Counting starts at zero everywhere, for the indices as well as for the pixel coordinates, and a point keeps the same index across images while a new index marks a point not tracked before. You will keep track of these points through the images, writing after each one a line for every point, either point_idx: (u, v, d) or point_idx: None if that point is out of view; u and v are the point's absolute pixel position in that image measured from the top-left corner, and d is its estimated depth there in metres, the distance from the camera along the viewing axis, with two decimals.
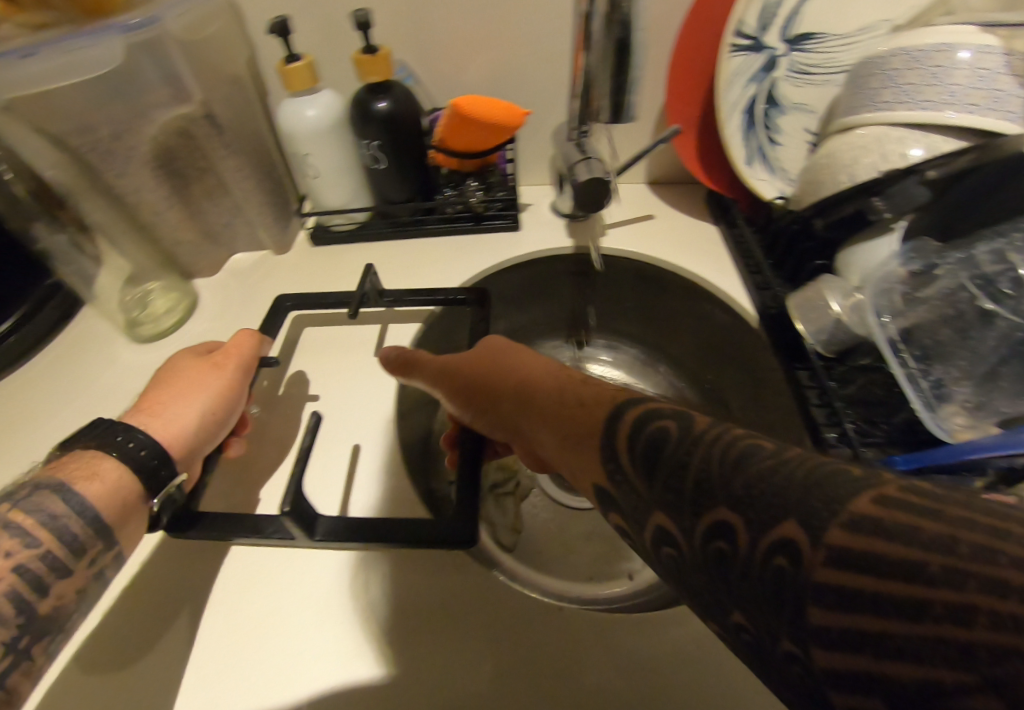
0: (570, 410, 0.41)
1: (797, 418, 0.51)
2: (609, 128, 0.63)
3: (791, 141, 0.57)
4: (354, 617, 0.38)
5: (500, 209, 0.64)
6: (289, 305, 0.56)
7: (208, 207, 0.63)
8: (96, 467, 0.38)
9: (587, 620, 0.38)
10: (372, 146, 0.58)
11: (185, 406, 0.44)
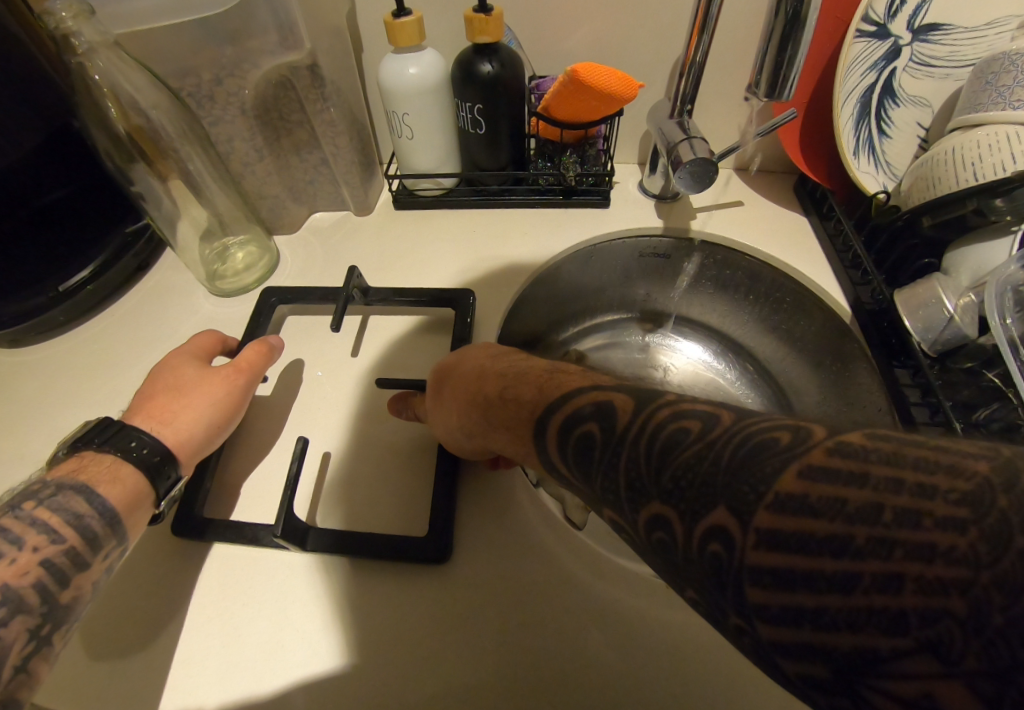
0: (503, 408, 0.38)
1: (883, 417, 0.51)
2: (709, 109, 0.62)
3: (901, 135, 0.56)
4: (372, 623, 0.39)
5: (592, 185, 0.62)
6: (275, 301, 0.56)
7: (295, 162, 0.62)
8: (109, 470, 0.38)
9: (626, 624, 0.38)
10: (474, 110, 0.57)
11: (192, 411, 0.44)
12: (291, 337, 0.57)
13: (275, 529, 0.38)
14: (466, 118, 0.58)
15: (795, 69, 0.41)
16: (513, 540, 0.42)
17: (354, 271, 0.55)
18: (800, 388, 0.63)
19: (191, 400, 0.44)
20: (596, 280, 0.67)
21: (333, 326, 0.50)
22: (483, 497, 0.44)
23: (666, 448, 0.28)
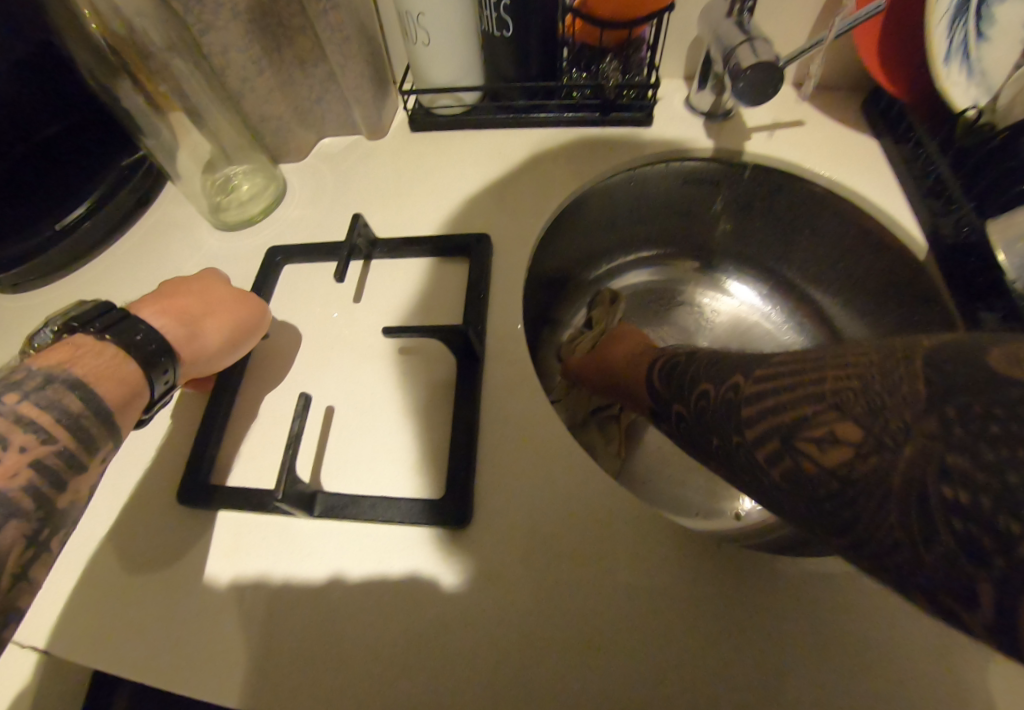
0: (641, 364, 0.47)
1: None
2: (777, 7, 0.53)
3: (1005, 36, 0.47)
4: (399, 587, 0.36)
5: (633, 100, 0.54)
6: (281, 260, 0.51)
7: (299, 78, 0.55)
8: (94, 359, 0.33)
9: (675, 589, 0.35)
10: (500, 7, 0.48)
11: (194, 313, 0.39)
12: (296, 282, 0.51)
13: (276, 495, 0.35)
14: (491, 18, 0.49)
15: None
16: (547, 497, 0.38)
17: (358, 218, 0.49)
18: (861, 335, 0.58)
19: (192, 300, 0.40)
20: (638, 210, 0.61)
21: (337, 273, 0.44)
22: (518, 449, 0.40)
23: (694, 410, 0.36)
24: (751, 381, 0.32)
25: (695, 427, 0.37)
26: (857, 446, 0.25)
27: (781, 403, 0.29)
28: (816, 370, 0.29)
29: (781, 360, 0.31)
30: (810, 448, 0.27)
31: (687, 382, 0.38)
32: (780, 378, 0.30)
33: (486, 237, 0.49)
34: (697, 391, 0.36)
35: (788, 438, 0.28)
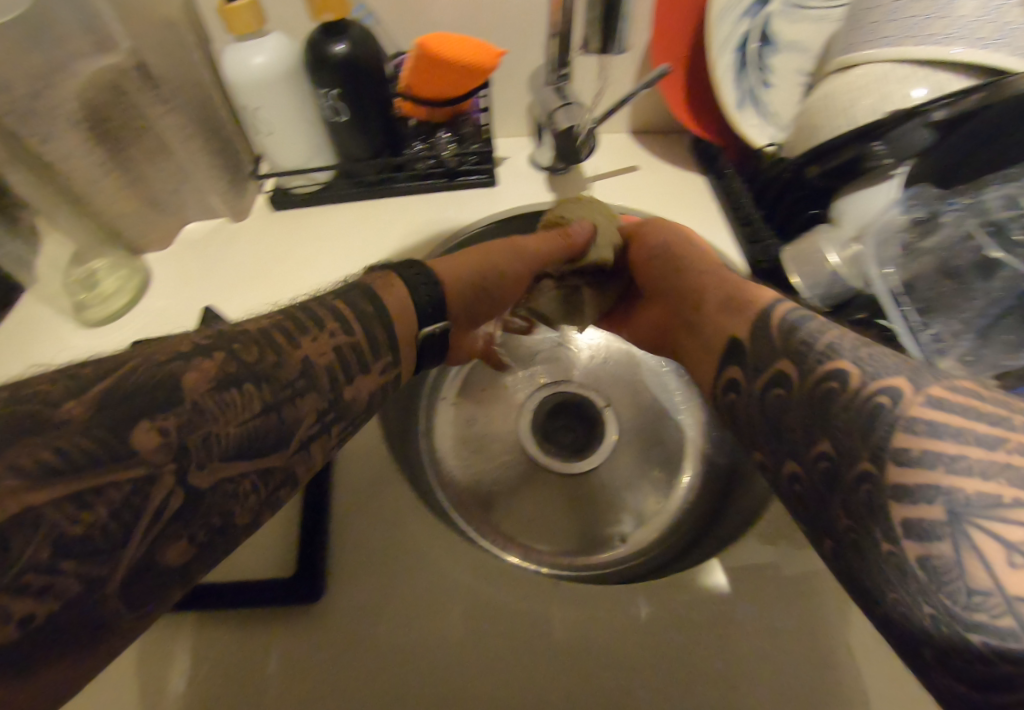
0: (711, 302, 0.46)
1: None
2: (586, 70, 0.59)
3: (782, 83, 0.54)
4: (311, 687, 0.38)
5: (474, 164, 0.60)
6: None
7: (151, 172, 0.57)
8: (241, 405, 0.31)
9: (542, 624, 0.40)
10: (330, 97, 0.52)
11: (318, 350, 0.36)
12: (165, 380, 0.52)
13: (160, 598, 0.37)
14: (325, 106, 0.53)
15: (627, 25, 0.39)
16: (409, 554, 0.43)
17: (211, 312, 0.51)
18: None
19: (320, 341, 0.36)
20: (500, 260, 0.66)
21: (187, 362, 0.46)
22: (375, 515, 0.44)
23: (804, 392, 0.32)
24: (919, 402, 0.27)
25: (790, 421, 0.33)
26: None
27: (951, 429, 0.25)
28: (1005, 415, 0.26)
29: (957, 386, 0.28)
30: (929, 505, 0.24)
31: (815, 353, 0.33)
32: (964, 413, 0.26)
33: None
34: (818, 380, 0.32)
35: (930, 493, 0.24)
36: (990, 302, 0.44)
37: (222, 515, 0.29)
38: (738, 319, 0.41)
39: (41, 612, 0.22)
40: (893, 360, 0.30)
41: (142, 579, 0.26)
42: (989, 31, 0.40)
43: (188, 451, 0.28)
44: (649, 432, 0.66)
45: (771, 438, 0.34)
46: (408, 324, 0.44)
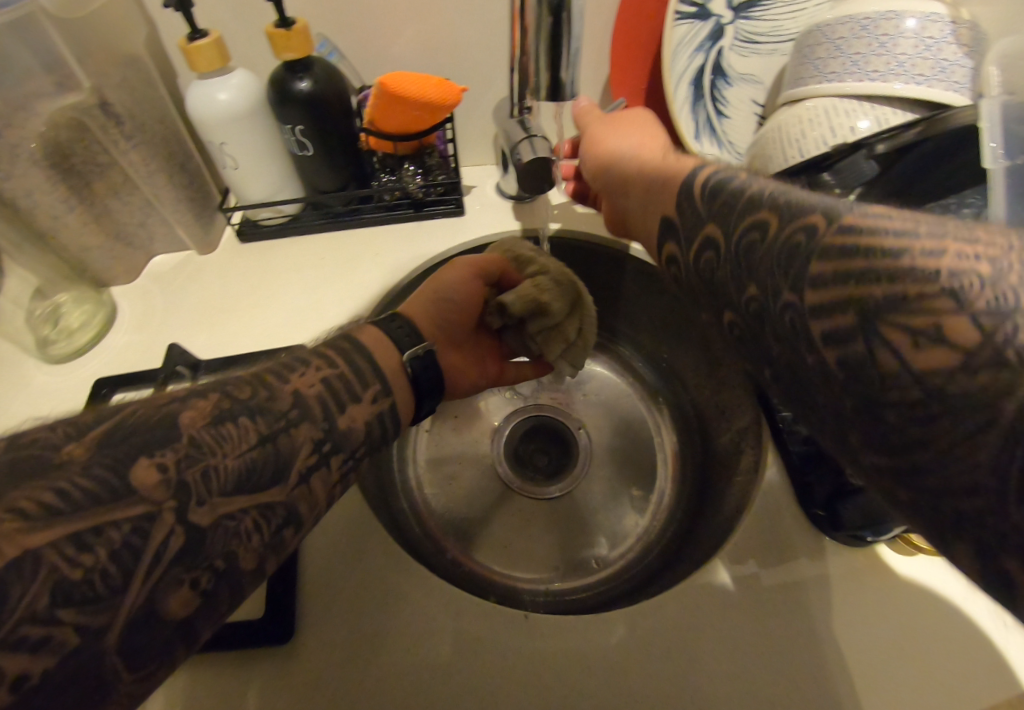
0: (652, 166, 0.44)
1: (750, 395, 0.54)
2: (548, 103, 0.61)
3: (737, 113, 0.57)
4: None
5: (440, 195, 0.63)
6: (109, 390, 0.49)
7: (116, 207, 0.56)
8: (237, 438, 0.31)
9: (518, 650, 0.39)
10: (296, 131, 0.54)
11: (309, 382, 0.36)
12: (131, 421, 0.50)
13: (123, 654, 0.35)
14: (291, 140, 0.55)
15: (574, 64, 0.41)
16: (382, 584, 0.41)
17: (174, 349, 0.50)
18: (678, 367, 0.66)
19: (308, 376, 0.36)
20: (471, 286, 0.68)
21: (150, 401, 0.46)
22: (345, 547, 0.42)
23: (729, 249, 0.34)
24: (833, 232, 0.27)
25: (721, 276, 0.35)
26: (928, 333, 0.23)
27: (856, 250, 0.26)
28: (913, 228, 0.25)
29: (871, 209, 0.27)
30: (842, 314, 0.26)
31: (736, 212, 0.34)
32: (878, 227, 0.26)
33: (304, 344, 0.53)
34: (740, 229, 0.33)
35: (844, 303, 0.26)
36: None
37: (227, 556, 0.29)
38: (660, 199, 0.42)
39: (36, 671, 0.22)
40: (807, 200, 0.30)
41: (147, 629, 0.25)
42: (925, 67, 0.42)
43: (186, 484, 0.28)
44: (621, 453, 0.67)
45: (708, 294, 0.37)
46: (387, 351, 0.42)
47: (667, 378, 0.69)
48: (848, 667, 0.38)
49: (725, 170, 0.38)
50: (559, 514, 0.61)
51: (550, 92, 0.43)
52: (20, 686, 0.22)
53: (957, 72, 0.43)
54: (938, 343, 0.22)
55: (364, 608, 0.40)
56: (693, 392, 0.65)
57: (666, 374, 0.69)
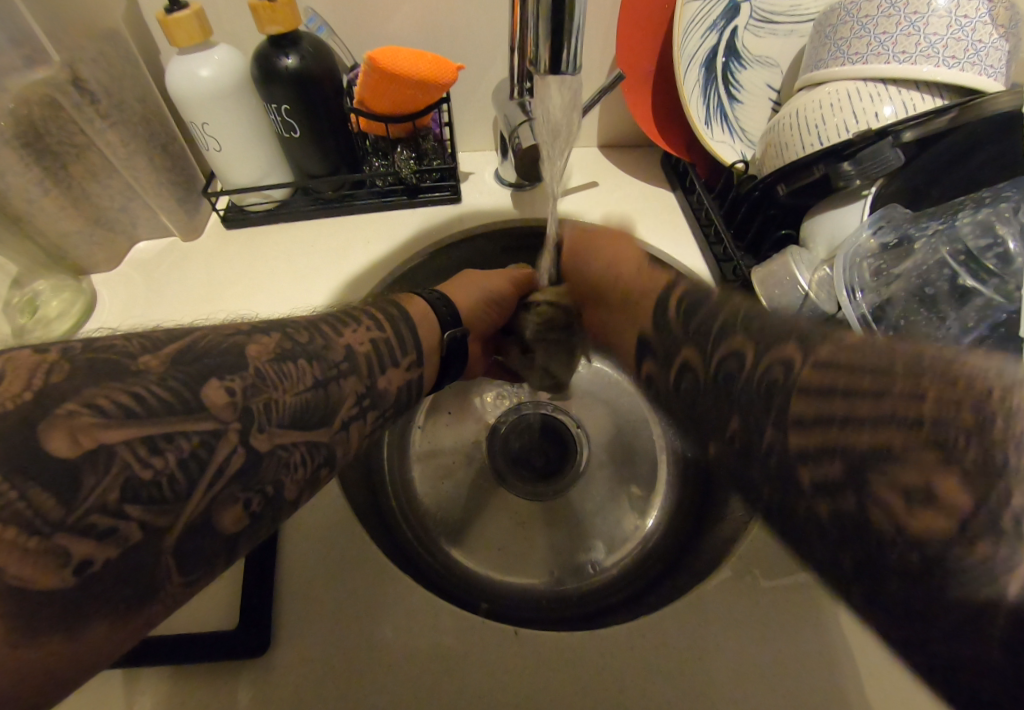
0: (630, 304, 0.47)
1: None
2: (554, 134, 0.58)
3: (750, 98, 0.54)
4: None
5: (436, 180, 0.60)
6: None
7: (95, 190, 0.53)
8: (297, 377, 0.32)
9: (509, 666, 0.37)
10: (282, 111, 0.51)
11: (358, 340, 0.37)
12: None
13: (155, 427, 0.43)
14: (277, 121, 0.52)
15: (579, 38, 0.38)
16: (370, 588, 0.39)
17: None
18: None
19: (357, 333, 0.38)
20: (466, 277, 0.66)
21: None
22: (331, 552, 0.40)
23: (708, 378, 0.34)
24: (809, 368, 0.27)
25: (702, 400, 0.34)
26: (922, 492, 0.21)
27: (836, 387, 0.25)
28: (890, 353, 0.24)
29: (844, 338, 0.26)
30: (830, 463, 0.24)
31: (712, 338, 0.34)
32: (855, 362, 0.25)
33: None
34: (717, 364, 0.33)
35: (828, 450, 0.24)
36: (966, 333, 0.37)
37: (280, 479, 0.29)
38: (637, 318, 0.45)
39: (98, 559, 0.23)
40: (788, 329, 0.30)
41: (202, 537, 0.26)
42: (959, 48, 0.39)
43: (250, 411, 0.29)
44: (621, 452, 0.65)
45: (689, 420, 0.36)
46: (431, 327, 0.45)
47: None
48: (862, 683, 0.36)
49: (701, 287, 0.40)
50: (555, 515, 0.59)
51: (553, 67, 0.40)
52: (84, 571, 0.23)
53: (993, 55, 0.39)
54: (932, 507, 0.21)
55: (346, 619, 0.38)
56: None
57: None
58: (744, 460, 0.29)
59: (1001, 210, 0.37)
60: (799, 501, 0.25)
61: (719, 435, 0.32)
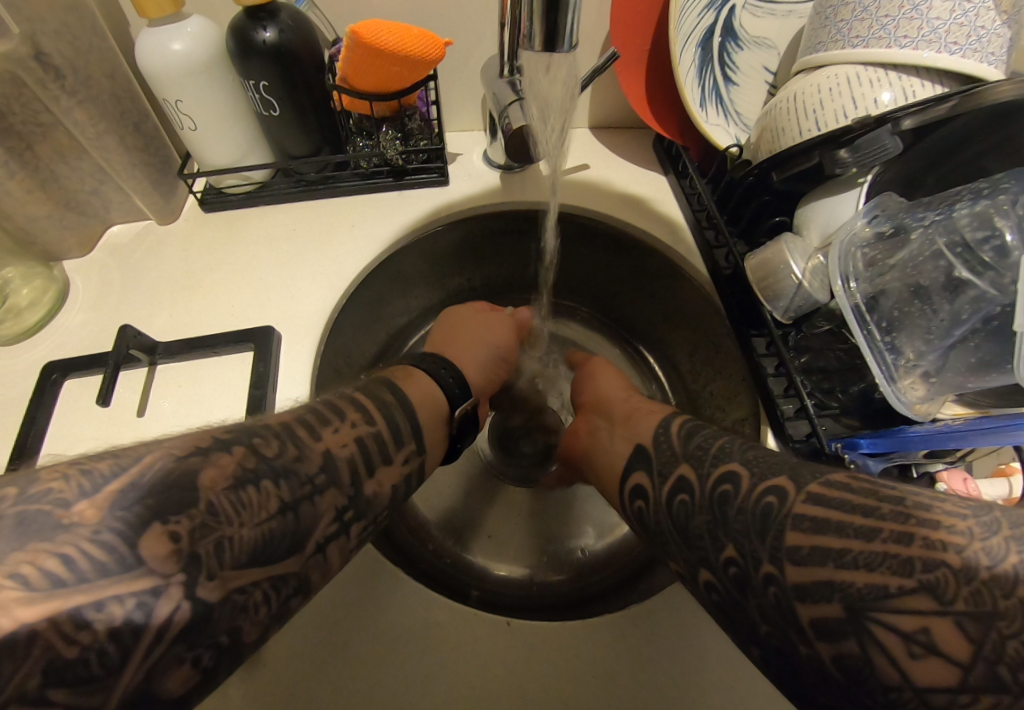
0: (633, 408, 0.48)
1: (743, 381, 0.51)
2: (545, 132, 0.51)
3: (745, 81, 0.52)
4: None
5: (423, 162, 0.58)
6: (57, 378, 0.46)
7: (63, 171, 0.50)
8: (258, 505, 0.27)
9: (506, 654, 0.37)
10: (261, 88, 0.48)
11: (341, 444, 0.33)
12: (59, 409, 0.46)
13: (103, 397, 0.43)
14: (255, 98, 0.49)
15: (574, 15, 0.36)
16: (360, 582, 0.39)
17: (128, 329, 0.46)
18: (671, 348, 0.64)
19: (341, 433, 0.34)
20: (455, 261, 0.65)
21: (102, 395, 0.43)
22: None
23: (703, 499, 0.33)
24: (802, 501, 0.29)
25: (696, 527, 0.33)
26: (920, 638, 0.23)
27: (828, 525, 0.27)
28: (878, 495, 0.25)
29: (833, 479, 0.29)
30: (828, 604, 0.25)
31: (708, 460, 0.35)
32: (852, 512, 0.27)
33: (272, 328, 0.49)
34: (713, 482, 0.33)
35: (826, 590, 0.25)
36: (958, 326, 0.37)
37: (281, 501, 0.29)
38: (639, 424, 0.45)
39: None
40: (776, 462, 0.32)
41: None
42: (960, 33, 0.38)
43: (199, 558, 0.24)
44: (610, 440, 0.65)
45: (681, 545, 0.34)
46: (431, 411, 0.42)
47: (659, 363, 0.67)
48: None
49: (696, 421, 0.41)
50: (546, 501, 0.60)
51: (549, 44, 0.38)
52: None
53: (994, 41, 0.39)
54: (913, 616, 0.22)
55: (342, 610, 0.38)
56: (687, 377, 0.62)
57: (658, 359, 0.67)
58: (741, 594, 0.29)
59: (998, 203, 0.37)
60: (800, 644, 0.26)
61: (716, 569, 0.31)
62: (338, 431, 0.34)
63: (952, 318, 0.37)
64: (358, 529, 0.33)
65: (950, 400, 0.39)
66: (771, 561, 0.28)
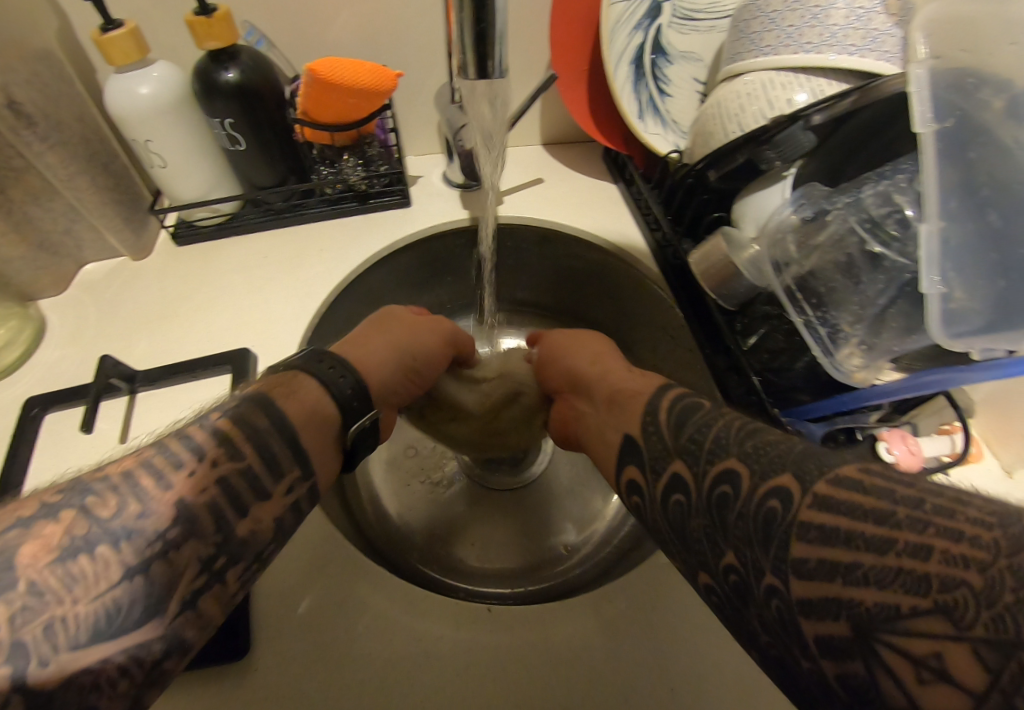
0: (618, 390, 0.45)
1: (700, 370, 0.54)
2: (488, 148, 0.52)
3: (678, 91, 0.57)
4: None
5: (385, 186, 0.61)
6: (37, 412, 0.47)
7: (36, 213, 0.52)
8: (95, 574, 0.25)
9: (490, 648, 0.38)
10: (226, 125, 0.51)
11: (195, 487, 0.29)
12: (37, 442, 0.47)
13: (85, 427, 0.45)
14: (221, 134, 0.52)
15: (504, 39, 0.40)
16: (338, 586, 0.40)
17: (107, 359, 0.47)
18: (634, 345, 0.67)
19: (198, 476, 0.29)
20: (424, 280, 0.68)
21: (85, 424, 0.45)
22: (301, 556, 0.41)
23: (701, 500, 0.32)
24: (810, 505, 0.26)
25: (695, 530, 0.32)
26: (931, 663, 0.20)
27: (839, 533, 0.24)
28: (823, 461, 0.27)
29: (843, 476, 0.26)
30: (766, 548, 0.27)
31: (705, 454, 0.33)
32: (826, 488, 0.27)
33: (248, 349, 0.51)
34: (710, 478, 0.32)
35: (834, 607, 0.23)
36: (879, 298, 0.41)
37: (125, 566, 0.26)
38: (626, 415, 0.42)
39: None
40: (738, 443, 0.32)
41: None
42: (856, 36, 0.42)
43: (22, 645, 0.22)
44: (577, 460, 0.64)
45: (681, 549, 0.33)
46: (316, 427, 0.35)
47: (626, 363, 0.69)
48: None
49: (687, 399, 0.39)
50: (527, 505, 0.60)
51: (481, 67, 0.41)
52: None
53: (889, 40, 0.43)
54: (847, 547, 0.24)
55: (330, 615, 0.38)
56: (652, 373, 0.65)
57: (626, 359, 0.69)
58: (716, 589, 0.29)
59: (897, 183, 0.41)
60: (803, 659, 0.24)
61: (716, 575, 0.30)
62: (194, 474, 0.29)
63: (872, 291, 0.41)
64: (236, 572, 0.29)
65: (885, 366, 0.41)
66: (775, 570, 0.26)
